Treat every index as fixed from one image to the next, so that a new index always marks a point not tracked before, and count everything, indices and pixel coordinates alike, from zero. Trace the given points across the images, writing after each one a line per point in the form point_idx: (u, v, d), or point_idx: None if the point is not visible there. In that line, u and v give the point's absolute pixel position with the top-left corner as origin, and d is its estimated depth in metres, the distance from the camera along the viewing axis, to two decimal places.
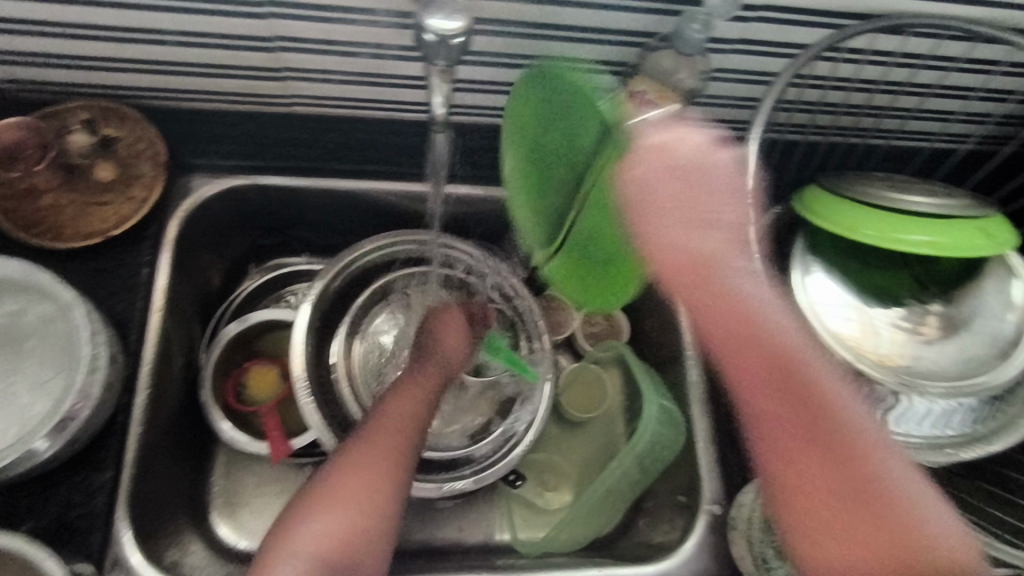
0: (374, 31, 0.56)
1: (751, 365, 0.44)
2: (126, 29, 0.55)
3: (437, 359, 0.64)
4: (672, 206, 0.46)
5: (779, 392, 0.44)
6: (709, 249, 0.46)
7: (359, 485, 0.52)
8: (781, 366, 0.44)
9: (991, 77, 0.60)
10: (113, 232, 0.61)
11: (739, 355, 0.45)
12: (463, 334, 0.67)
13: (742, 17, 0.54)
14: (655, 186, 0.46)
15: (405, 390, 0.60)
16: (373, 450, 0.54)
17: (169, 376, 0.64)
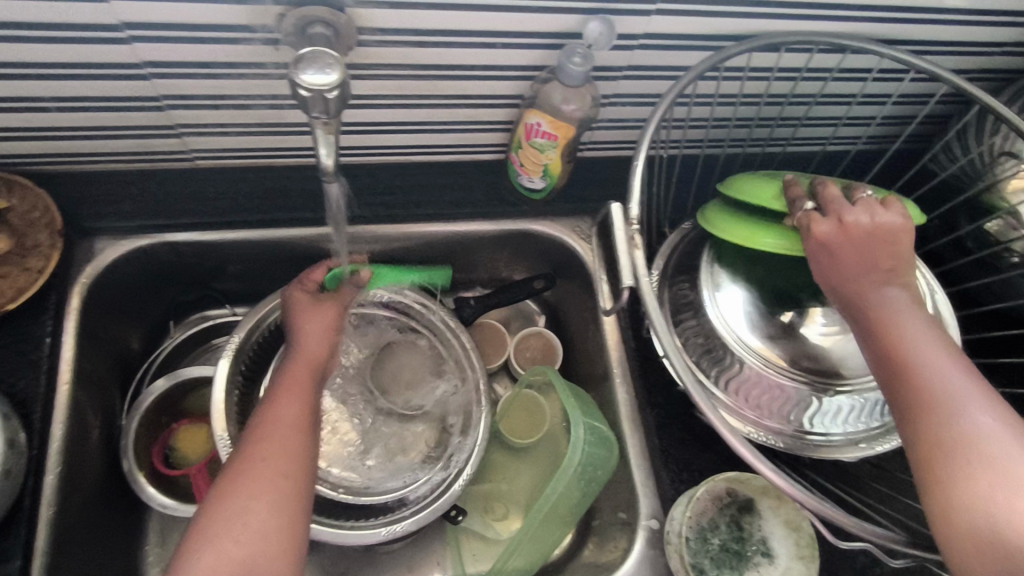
0: (265, 83, 0.56)
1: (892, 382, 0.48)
2: (4, 98, 0.54)
3: (312, 349, 0.59)
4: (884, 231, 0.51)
5: (877, 349, 0.49)
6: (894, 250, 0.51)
7: (250, 503, 0.47)
8: (888, 337, 0.49)
9: (865, 83, 0.65)
10: (7, 307, 0.58)
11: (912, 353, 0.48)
12: (337, 320, 0.62)
13: (623, 46, 0.56)
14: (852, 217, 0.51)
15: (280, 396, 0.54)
16: (259, 464, 0.49)
17: (84, 448, 0.62)
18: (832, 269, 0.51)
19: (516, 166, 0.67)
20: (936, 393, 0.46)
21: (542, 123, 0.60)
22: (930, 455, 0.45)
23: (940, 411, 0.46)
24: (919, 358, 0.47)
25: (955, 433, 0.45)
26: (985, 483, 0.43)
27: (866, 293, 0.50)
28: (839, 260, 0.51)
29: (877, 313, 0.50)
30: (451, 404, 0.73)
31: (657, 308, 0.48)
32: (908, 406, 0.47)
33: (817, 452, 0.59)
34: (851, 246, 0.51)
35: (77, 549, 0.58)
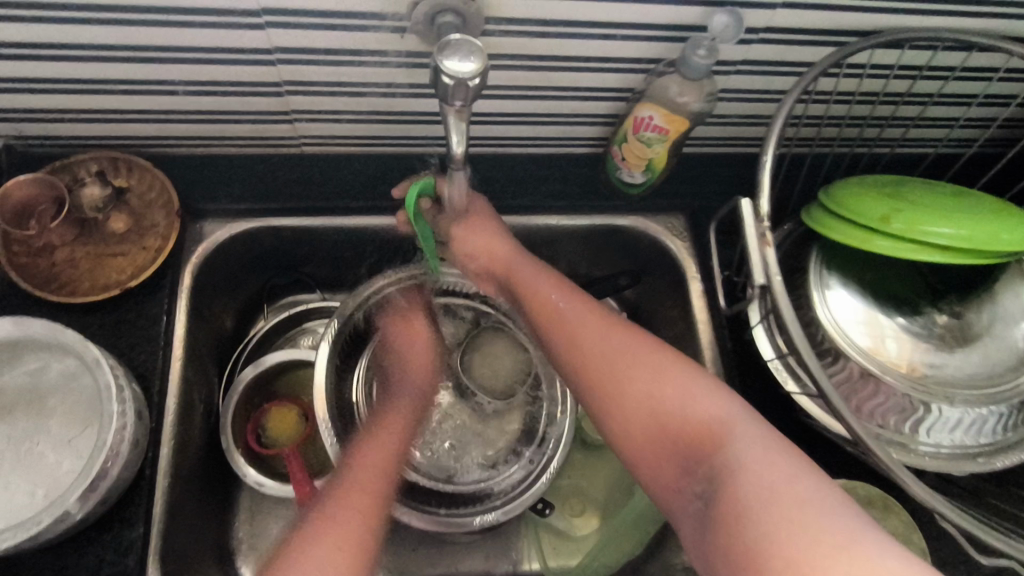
0: (384, 71, 0.56)
1: (585, 378, 0.54)
2: (135, 82, 0.56)
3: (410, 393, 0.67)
4: (489, 237, 0.61)
5: (571, 358, 0.55)
6: (507, 268, 0.61)
7: (344, 523, 0.51)
8: (602, 369, 0.53)
9: (989, 83, 0.63)
10: (129, 284, 0.60)
11: (595, 359, 0.54)
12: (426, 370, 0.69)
13: (744, 41, 0.55)
14: (474, 225, 0.61)
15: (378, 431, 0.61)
16: (358, 487, 0.55)
17: (191, 424, 0.63)
18: (564, 350, 0.56)
19: (617, 160, 0.66)
20: (643, 407, 0.50)
21: (655, 117, 0.59)
22: (656, 460, 0.50)
23: (677, 418, 0.49)
24: (630, 384, 0.51)
25: (661, 420, 0.49)
26: (697, 446, 0.47)
27: (587, 346, 0.54)
28: (575, 343, 0.55)
29: (598, 358, 0.54)
30: (535, 397, 0.73)
31: (790, 308, 0.47)
32: (609, 408, 0.52)
33: (929, 464, 0.56)
34: (474, 239, 0.62)
35: (184, 522, 0.60)
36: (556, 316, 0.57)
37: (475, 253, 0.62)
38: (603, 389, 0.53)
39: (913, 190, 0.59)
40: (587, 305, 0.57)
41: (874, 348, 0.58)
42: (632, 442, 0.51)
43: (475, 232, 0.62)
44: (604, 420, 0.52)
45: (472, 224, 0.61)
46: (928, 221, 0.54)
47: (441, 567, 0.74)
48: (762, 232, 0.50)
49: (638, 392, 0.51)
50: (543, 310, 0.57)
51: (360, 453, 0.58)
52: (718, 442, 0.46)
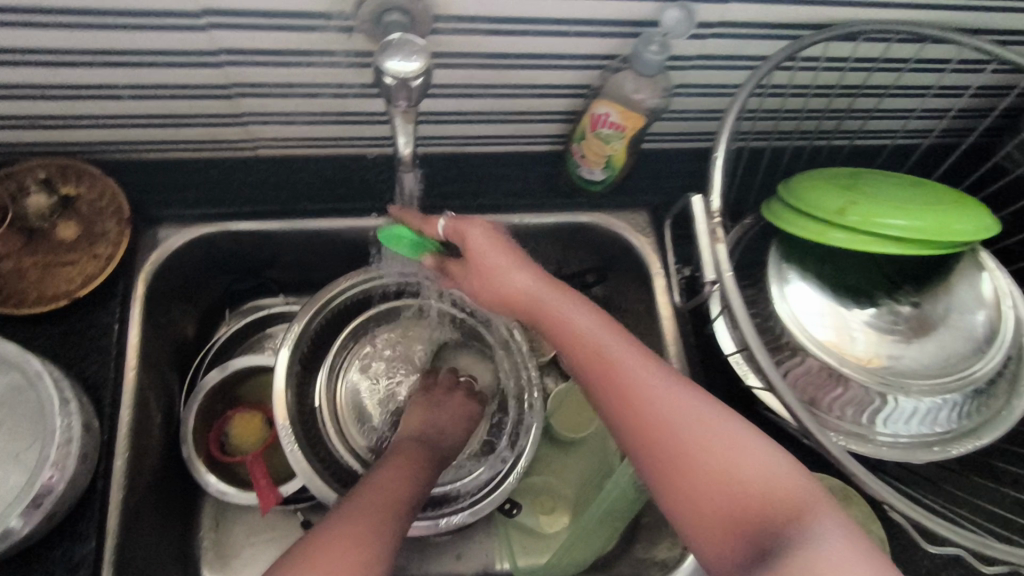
0: (335, 71, 0.56)
1: (627, 421, 0.49)
2: (77, 87, 0.54)
3: (436, 443, 0.64)
4: (500, 263, 0.57)
5: (613, 400, 0.50)
6: (523, 295, 0.56)
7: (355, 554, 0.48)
8: (671, 433, 0.48)
9: (943, 74, 0.63)
10: (78, 293, 0.59)
11: (643, 404, 0.49)
12: (461, 417, 0.68)
13: (697, 35, 0.55)
14: (480, 249, 0.57)
15: (395, 465, 0.59)
16: (376, 513, 0.52)
17: (148, 434, 0.62)
18: (623, 415, 0.49)
19: (577, 157, 0.66)
20: (714, 481, 0.45)
21: (611, 114, 0.59)
22: (719, 539, 0.44)
23: (752, 501, 0.44)
24: (703, 459, 0.46)
25: (728, 495, 0.45)
26: (769, 526, 0.43)
27: (652, 407, 0.49)
28: (637, 408, 0.49)
29: (662, 427, 0.48)
30: (503, 396, 0.73)
31: (740, 302, 0.47)
32: (659, 460, 0.48)
33: (888, 454, 0.57)
34: (479, 259, 0.57)
35: (141, 535, 0.59)
36: (613, 375, 0.51)
37: (478, 278, 0.58)
38: (671, 465, 0.47)
39: (868, 182, 0.59)
40: (646, 364, 0.51)
41: (836, 341, 0.58)
42: (697, 520, 0.45)
43: (490, 254, 0.57)
44: (653, 468, 0.48)
45: (482, 245, 0.57)
46: (885, 214, 0.54)
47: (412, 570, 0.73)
48: (713, 227, 0.50)
49: (695, 446, 0.47)
50: (594, 357, 0.52)
51: (380, 484, 0.56)
52: (790, 516, 0.43)
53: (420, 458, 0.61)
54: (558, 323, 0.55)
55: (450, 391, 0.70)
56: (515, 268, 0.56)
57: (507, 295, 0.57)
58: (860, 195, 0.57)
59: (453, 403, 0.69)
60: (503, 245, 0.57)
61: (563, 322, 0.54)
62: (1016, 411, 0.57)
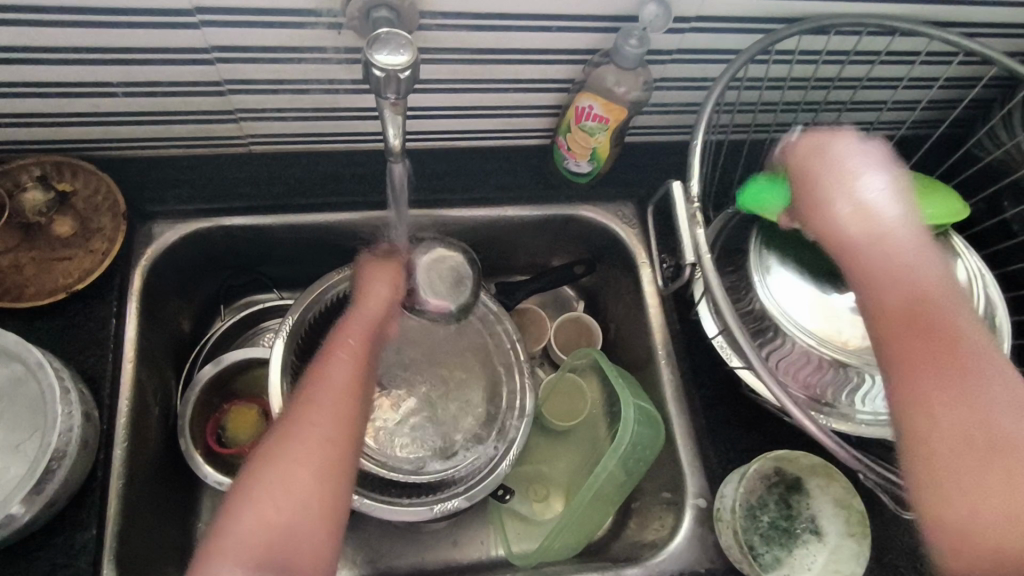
0: (325, 67, 0.57)
1: (937, 378, 0.46)
2: (73, 84, 0.56)
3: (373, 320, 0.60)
4: (831, 186, 0.51)
5: (942, 365, 0.46)
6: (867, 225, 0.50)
7: (294, 469, 0.49)
8: (986, 424, 0.45)
9: (913, 66, 0.65)
10: (75, 287, 0.60)
11: (982, 382, 0.46)
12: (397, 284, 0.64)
13: (676, 30, 0.57)
14: (817, 174, 0.52)
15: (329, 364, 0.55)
16: (310, 428, 0.51)
17: (146, 426, 0.63)
18: (929, 360, 0.46)
19: (563, 150, 0.68)
20: (974, 445, 0.45)
21: (595, 107, 0.61)
22: (943, 499, 0.44)
23: (999, 483, 0.44)
24: (1010, 444, 0.45)
25: (1000, 488, 0.44)
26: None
27: (979, 377, 0.46)
28: (926, 347, 0.47)
29: (968, 397, 0.45)
30: (495, 383, 0.74)
31: (718, 283, 0.50)
32: (985, 442, 0.45)
33: (866, 431, 0.60)
34: (812, 175, 0.52)
35: (141, 524, 0.60)
36: (943, 329, 0.47)
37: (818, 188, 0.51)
38: (941, 416, 0.45)
39: None
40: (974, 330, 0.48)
41: (827, 331, 0.59)
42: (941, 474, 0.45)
43: (829, 177, 0.51)
44: (942, 388, 0.46)
45: (815, 167, 0.52)
46: None
47: (407, 558, 0.74)
48: (693, 213, 0.52)
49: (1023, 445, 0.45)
50: (898, 292, 0.48)
51: (312, 390, 0.53)
52: None
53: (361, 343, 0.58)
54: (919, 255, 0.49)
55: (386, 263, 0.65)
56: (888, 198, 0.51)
57: (834, 192, 0.51)
58: None
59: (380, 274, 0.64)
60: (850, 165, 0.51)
61: (864, 230, 0.50)
62: None
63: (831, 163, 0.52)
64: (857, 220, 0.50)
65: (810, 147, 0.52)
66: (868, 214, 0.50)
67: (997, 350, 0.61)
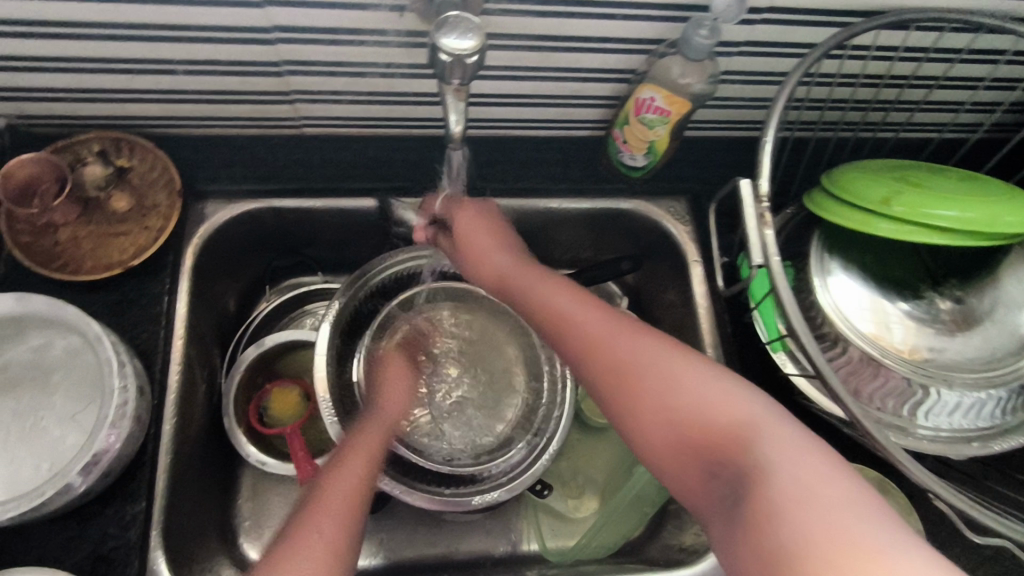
0: (383, 50, 0.56)
1: (579, 356, 0.51)
2: (135, 61, 0.56)
3: (392, 422, 0.60)
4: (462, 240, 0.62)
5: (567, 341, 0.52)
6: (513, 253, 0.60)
7: None
8: (694, 409, 0.44)
9: (996, 66, 0.62)
10: (130, 263, 0.61)
11: (576, 341, 0.51)
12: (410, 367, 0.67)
13: (748, 20, 0.55)
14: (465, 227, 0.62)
15: (338, 470, 0.50)
16: (304, 542, 0.43)
17: (193, 403, 0.64)
18: (610, 389, 0.48)
19: (618, 142, 0.66)
20: (665, 419, 0.45)
21: (657, 98, 0.59)
22: (651, 448, 0.46)
23: (664, 420, 0.45)
24: (664, 394, 0.45)
25: (678, 424, 0.44)
26: (728, 456, 0.42)
27: (604, 349, 0.49)
28: (595, 365, 0.49)
29: (630, 372, 0.47)
30: (536, 376, 0.73)
31: (787, 287, 0.47)
32: (607, 386, 0.48)
33: (927, 447, 0.56)
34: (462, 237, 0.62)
35: (186, 499, 0.61)
36: (567, 320, 0.52)
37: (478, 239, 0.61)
38: (612, 380, 0.48)
39: (914, 174, 0.59)
40: (605, 313, 0.52)
41: (877, 333, 0.58)
42: (658, 458, 0.46)
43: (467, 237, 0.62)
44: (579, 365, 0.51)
45: (468, 224, 0.62)
46: (933, 202, 0.53)
47: (438, 548, 0.74)
48: (760, 211, 0.50)
49: (646, 388, 0.46)
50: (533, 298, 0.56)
51: (314, 499, 0.47)
52: (791, 477, 0.38)
53: (372, 452, 0.53)
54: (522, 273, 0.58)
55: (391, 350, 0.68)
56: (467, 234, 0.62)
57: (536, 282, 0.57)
58: (905, 183, 0.56)
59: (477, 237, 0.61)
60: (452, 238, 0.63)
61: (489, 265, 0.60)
62: None
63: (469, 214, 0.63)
64: (476, 249, 0.61)
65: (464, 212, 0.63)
66: (476, 241, 0.61)
67: None
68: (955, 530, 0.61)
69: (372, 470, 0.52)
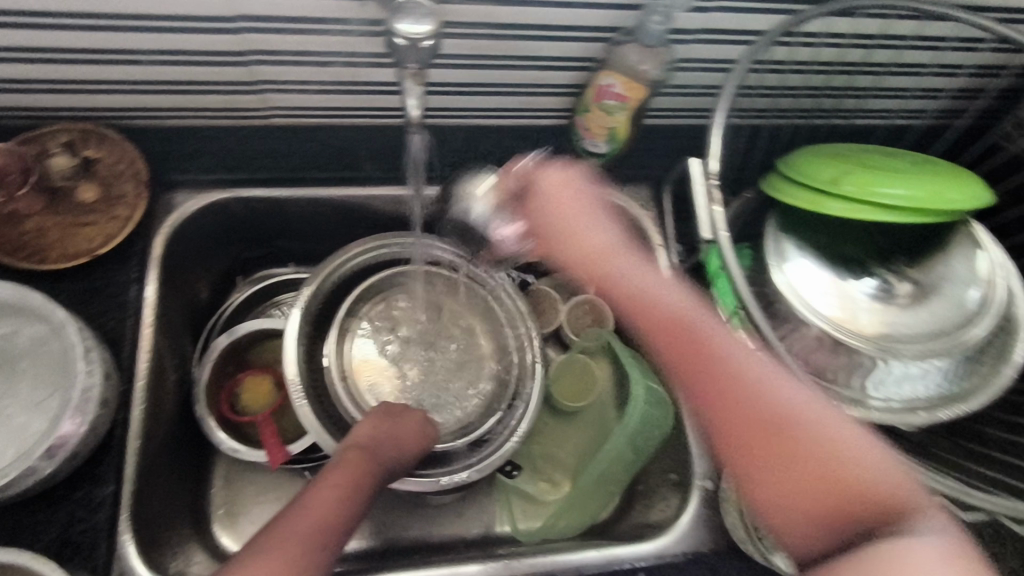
0: (347, 40, 0.57)
1: (683, 371, 0.49)
2: (99, 51, 0.56)
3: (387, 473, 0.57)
4: (553, 210, 0.58)
5: (677, 353, 0.49)
6: (607, 241, 0.57)
7: None
8: (830, 458, 0.44)
9: (940, 52, 0.64)
10: (99, 251, 0.61)
11: (688, 360, 0.48)
12: (415, 427, 0.64)
13: (700, 8, 0.57)
14: (548, 198, 0.58)
15: (318, 497, 0.49)
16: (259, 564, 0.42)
17: (162, 390, 0.64)
18: (738, 425, 0.46)
19: (581, 130, 0.68)
20: (789, 459, 0.44)
21: (616, 85, 0.61)
22: (756, 485, 0.46)
23: (756, 451, 0.45)
24: (801, 437, 0.44)
25: (807, 467, 0.44)
26: (861, 520, 0.42)
27: (732, 370, 0.47)
28: (697, 373, 0.48)
29: (750, 402, 0.46)
30: (505, 360, 0.74)
31: (734, 262, 0.49)
32: (717, 412, 0.47)
33: (877, 417, 0.57)
34: (555, 207, 0.58)
35: (156, 485, 0.61)
36: (680, 327, 0.50)
37: (570, 212, 0.57)
38: (724, 404, 0.47)
39: (861, 154, 0.61)
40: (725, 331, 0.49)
41: (842, 316, 0.60)
42: (774, 499, 0.45)
43: (568, 205, 0.58)
44: (684, 385, 0.48)
45: (559, 197, 0.58)
46: (882, 183, 0.55)
47: (413, 531, 0.75)
48: (711, 189, 0.52)
49: (772, 423, 0.45)
50: (664, 311, 0.51)
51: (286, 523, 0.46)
52: (927, 554, 0.38)
53: (353, 488, 0.52)
54: (598, 263, 0.56)
55: (401, 413, 0.64)
56: (555, 213, 0.57)
57: (648, 278, 0.54)
58: (858, 166, 0.58)
59: (564, 211, 0.58)
60: (535, 215, 0.59)
61: (591, 241, 0.57)
62: (1003, 376, 0.58)
63: (550, 183, 0.59)
64: (557, 222, 0.57)
65: (561, 175, 0.59)
66: (574, 208, 0.57)
67: (1014, 345, 0.59)
68: None
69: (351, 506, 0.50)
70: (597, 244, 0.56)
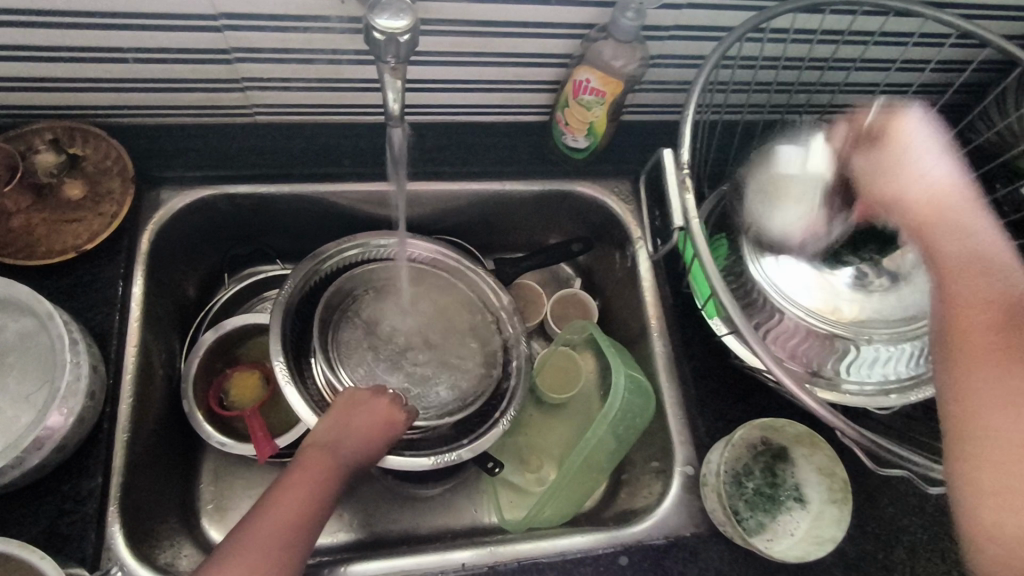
0: (329, 37, 0.59)
1: (977, 327, 0.44)
2: (84, 49, 0.57)
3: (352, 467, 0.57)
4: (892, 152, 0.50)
5: (946, 311, 0.45)
6: (948, 185, 0.48)
7: None
8: None
9: (906, 48, 0.66)
10: (85, 248, 0.62)
11: (967, 310, 0.44)
12: (388, 409, 0.62)
13: (672, 5, 0.59)
14: (879, 132, 0.51)
15: (269, 511, 0.50)
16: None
17: (150, 384, 0.65)
18: (988, 390, 0.42)
19: (561, 125, 0.69)
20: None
21: (592, 80, 0.62)
22: (979, 455, 0.41)
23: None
24: None
25: None
26: None
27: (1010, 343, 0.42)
28: (977, 340, 0.43)
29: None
30: (490, 348, 0.74)
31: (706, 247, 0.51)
32: (997, 376, 0.42)
33: (855, 401, 0.60)
34: (885, 150, 0.50)
35: (145, 477, 0.62)
36: (979, 283, 0.45)
37: (909, 155, 0.49)
38: (989, 371, 0.42)
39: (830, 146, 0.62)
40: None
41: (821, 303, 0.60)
42: (994, 477, 0.40)
43: (910, 136, 0.49)
44: (946, 336, 0.45)
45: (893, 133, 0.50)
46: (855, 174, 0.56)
47: (401, 523, 0.76)
48: (683, 179, 0.54)
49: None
50: (919, 224, 0.48)
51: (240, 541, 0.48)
52: None
53: (309, 494, 0.52)
54: (929, 212, 0.47)
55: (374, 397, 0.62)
56: (889, 142, 0.50)
57: (932, 209, 0.48)
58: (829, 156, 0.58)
59: (898, 168, 0.49)
60: (884, 146, 0.50)
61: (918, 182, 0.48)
62: None
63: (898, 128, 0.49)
64: (915, 167, 0.49)
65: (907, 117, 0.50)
66: (917, 140, 0.49)
67: None
68: (884, 482, 0.65)
69: (306, 515, 0.51)
70: (910, 180, 0.48)
